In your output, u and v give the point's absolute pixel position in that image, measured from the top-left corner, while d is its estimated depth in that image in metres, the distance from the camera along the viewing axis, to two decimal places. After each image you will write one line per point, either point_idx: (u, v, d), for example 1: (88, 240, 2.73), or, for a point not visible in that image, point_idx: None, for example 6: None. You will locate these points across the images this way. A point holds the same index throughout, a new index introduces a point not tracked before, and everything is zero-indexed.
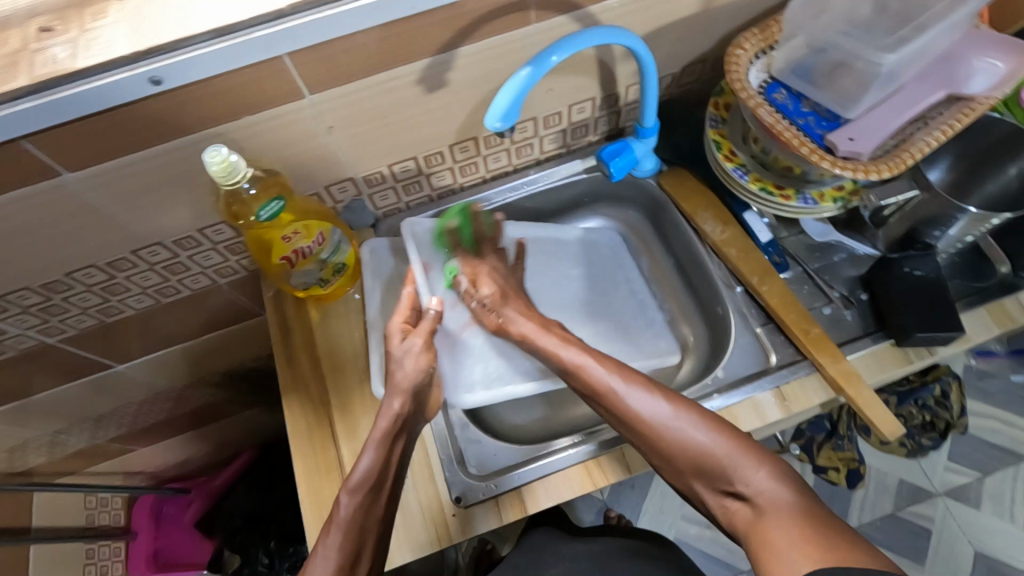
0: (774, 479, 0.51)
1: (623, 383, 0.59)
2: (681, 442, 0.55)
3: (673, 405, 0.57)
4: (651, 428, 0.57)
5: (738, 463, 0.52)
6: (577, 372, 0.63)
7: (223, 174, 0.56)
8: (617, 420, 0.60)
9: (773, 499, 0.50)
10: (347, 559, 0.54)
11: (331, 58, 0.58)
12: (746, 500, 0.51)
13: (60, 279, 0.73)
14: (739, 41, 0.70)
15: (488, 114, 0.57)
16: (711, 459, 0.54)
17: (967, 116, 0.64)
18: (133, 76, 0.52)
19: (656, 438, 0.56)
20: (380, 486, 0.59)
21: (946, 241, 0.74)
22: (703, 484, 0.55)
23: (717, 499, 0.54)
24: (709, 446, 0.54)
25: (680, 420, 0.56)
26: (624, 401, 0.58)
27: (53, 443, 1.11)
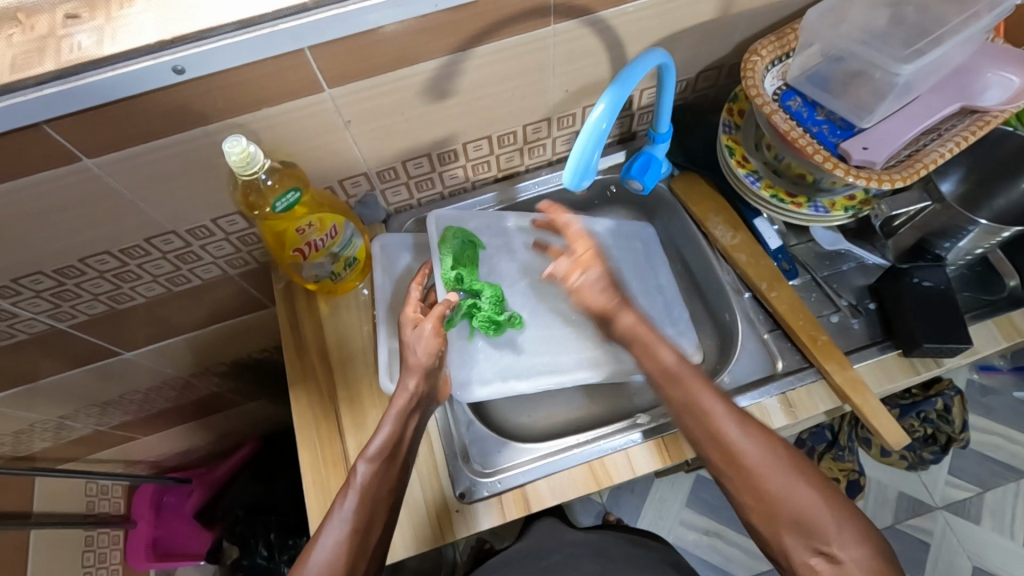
0: (863, 543, 0.52)
1: (741, 430, 0.58)
2: (777, 487, 0.55)
3: (769, 447, 0.57)
4: (755, 477, 0.56)
5: (828, 522, 0.53)
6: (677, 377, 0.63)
7: (242, 164, 0.57)
8: (717, 451, 0.59)
9: (859, 562, 0.51)
10: (360, 525, 0.57)
11: (351, 52, 0.58)
12: (829, 556, 0.52)
13: (73, 264, 0.74)
14: (755, 48, 0.70)
15: (565, 173, 0.60)
16: (803, 513, 0.54)
17: (982, 127, 0.64)
18: (158, 64, 0.53)
19: (757, 473, 0.56)
20: (394, 458, 0.62)
21: (956, 253, 0.75)
22: (797, 543, 0.54)
23: (807, 557, 0.53)
24: (805, 497, 0.54)
25: (780, 467, 0.56)
26: (734, 445, 0.57)
27: (58, 428, 1.12)
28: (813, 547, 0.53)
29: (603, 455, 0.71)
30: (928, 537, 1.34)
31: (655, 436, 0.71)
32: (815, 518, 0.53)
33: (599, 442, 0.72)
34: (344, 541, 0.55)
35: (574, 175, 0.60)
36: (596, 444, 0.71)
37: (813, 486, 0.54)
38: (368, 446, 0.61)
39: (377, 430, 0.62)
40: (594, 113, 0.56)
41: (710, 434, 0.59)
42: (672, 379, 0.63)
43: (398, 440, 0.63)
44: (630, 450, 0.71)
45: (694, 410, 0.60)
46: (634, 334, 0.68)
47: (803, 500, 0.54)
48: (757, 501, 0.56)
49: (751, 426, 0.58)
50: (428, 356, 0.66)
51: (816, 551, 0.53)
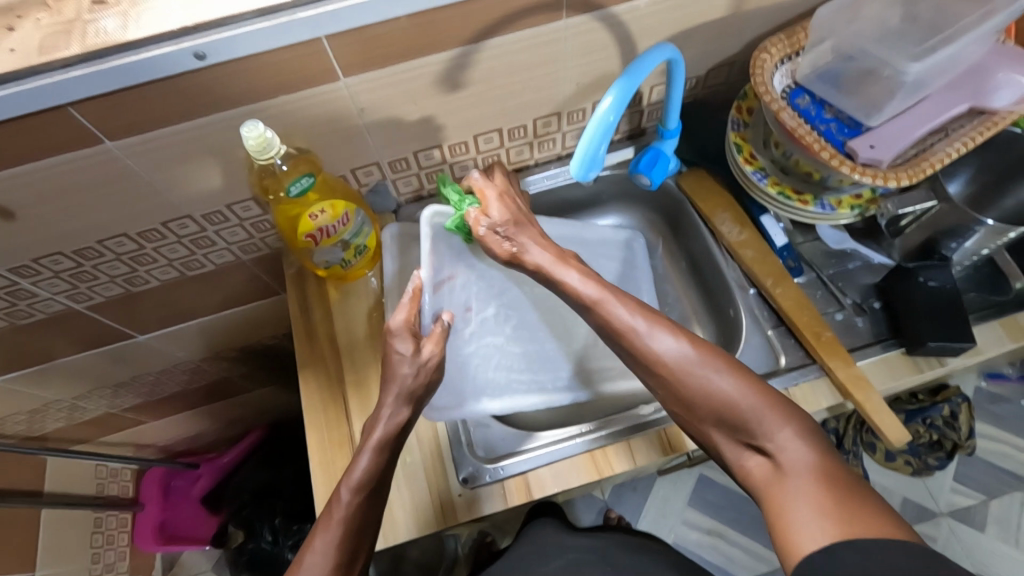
0: (801, 439, 0.49)
1: (645, 323, 0.55)
2: (708, 391, 0.52)
3: (712, 354, 0.54)
4: (676, 376, 0.53)
5: (763, 419, 0.50)
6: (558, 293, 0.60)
7: (258, 149, 0.58)
8: (634, 359, 0.56)
9: (798, 456, 0.48)
10: (345, 557, 0.54)
11: (367, 41, 0.60)
12: (767, 454, 0.50)
13: (92, 246, 0.76)
14: (765, 46, 0.71)
15: (575, 163, 0.61)
16: (736, 412, 0.51)
17: (989, 129, 0.64)
18: (179, 49, 0.54)
19: (676, 382, 0.53)
20: (381, 486, 0.58)
21: (963, 253, 0.75)
22: (724, 436, 0.53)
23: (742, 455, 0.52)
24: (738, 394, 0.51)
25: (715, 368, 0.53)
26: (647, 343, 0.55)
27: (71, 409, 1.14)
28: (746, 444, 0.51)
29: (605, 445, 0.72)
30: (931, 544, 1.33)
31: (658, 429, 0.72)
32: (761, 419, 0.50)
33: (602, 432, 0.72)
34: (329, 570, 0.52)
35: (583, 165, 0.61)
36: (598, 433, 0.72)
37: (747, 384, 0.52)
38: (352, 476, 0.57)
39: (356, 459, 0.59)
40: (603, 105, 0.57)
41: (634, 348, 0.56)
42: (591, 308, 0.59)
43: (385, 469, 0.59)
44: (633, 442, 0.72)
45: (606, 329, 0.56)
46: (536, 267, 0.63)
47: (728, 395, 0.51)
48: (686, 403, 0.54)
49: (648, 315, 0.56)
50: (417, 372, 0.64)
51: (752, 449, 0.51)
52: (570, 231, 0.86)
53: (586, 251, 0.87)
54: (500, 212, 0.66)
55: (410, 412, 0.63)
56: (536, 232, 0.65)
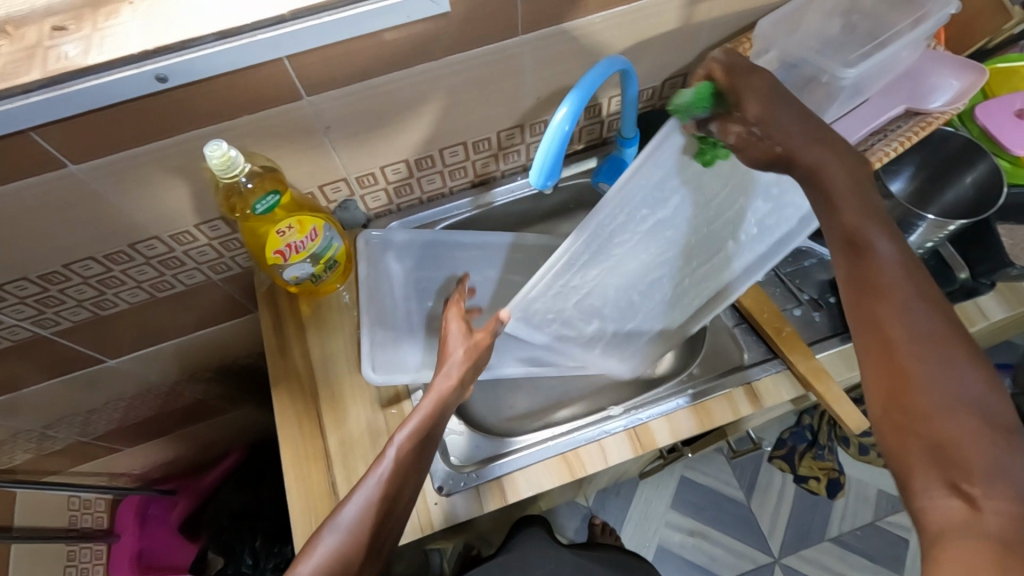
0: (1020, 517, 0.37)
1: (919, 312, 0.43)
2: (957, 412, 0.40)
3: (980, 377, 0.41)
4: (935, 392, 0.41)
5: (984, 467, 0.38)
6: (845, 240, 0.48)
7: (223, 167, 0.59)
8: (891, 349, 0.43)
9: (1002, 519, 0.37)
10: (392, 489, 0.55)
11: (327, 61, 0.61)
12: (970, 502, 0.38)
13: (58, 270, 0.76)
14: (714, 57, 0.73)
15: (534, 174, 0.62)
16: (972, 451, 0.39)
17: (924, 129, 0.68)
18: (141, 72, 0.55)
19: (922, 369, 0.41)
20: (433, 432, 0.60)
21: (907, 248, 0.78)
22: (927, 469, 0.40)
23: (934, 493, 0.39)
24: (982, 433, 0.39)
25: (944, 390, 0.41)
26: (893, 325, 0.44)
27: (41, 438, 1.12)
28: (948, 481, 0.39)
29: (577, 445, 0.73)
30: (906, 533, 1.40)
31: (626, 427, 0.73)
32: (1001, 471, 0.38)
33: (574, 434, 0.73)
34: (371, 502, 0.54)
35: (542, 173, 0.62)
36: (571, 436, 0.73)
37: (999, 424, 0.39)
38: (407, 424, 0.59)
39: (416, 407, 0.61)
40: (557, 115, 0.60)
41: (892, 323, 0.44)
42: (934, 344, 0.42)
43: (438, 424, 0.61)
44: (604, 442, 0.73)
45: (871, 293, 0.45)
46: (815, 166, 0.50)
47: (980, 437, 0.39)
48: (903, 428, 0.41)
49: (929, 312, 0.43)
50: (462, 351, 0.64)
51: (954, 491, 0.39)
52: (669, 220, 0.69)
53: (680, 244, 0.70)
54: (760, 103, 0.52)
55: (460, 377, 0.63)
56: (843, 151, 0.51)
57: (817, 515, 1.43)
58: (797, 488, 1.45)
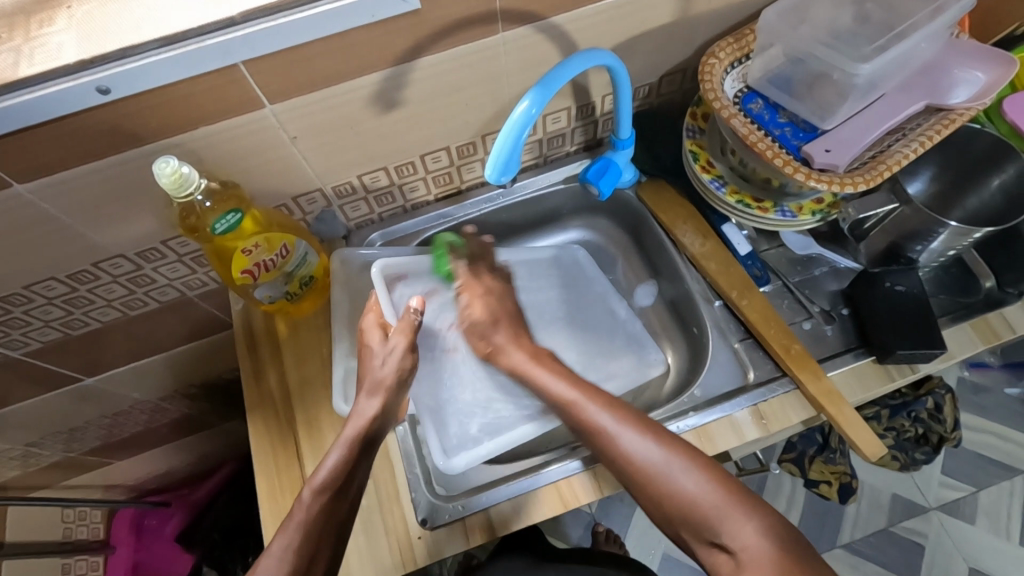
0: (763, 531, 0.49)
1: (614, 420, 0.57)
2: (664, 482, 0.52)
3: (651, 439, 0.55)
4: (650, 477, 0.53)
5: (723, 517, 0.50)
6: (571, 408, 0.60)
7: (175, 186, 0.54)
8: (653, 499, 0.53)
9: (760, 551, 0.48)
10: (301, 562, 0.53)
11: (287, 67, 0.56)
12: (730, 552, 0.49)
13: (19, 292, 0.71)
14: (713, 50, 0.68)
15: (489, 168, 0.57)
16: (699, 510, 0.51)
17: (947, 127, 0.62)
18: (79, 84, 0.50)
19: (649, 483, 0.53)
20: (346, 490, 0.58)
21: (929, 254, 0.72)
22: (690, 533, 0.52)
23: (710, 552, 0.51)
24: (708, 487, 0.51)
25: (657, 456, 0.54)
26: (615, 440, 0.56)
27: (26, 456, 1.09)
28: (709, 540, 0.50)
29: (570, 475, 0.68)
30: (921, 540, 1.34)
31: None
32: (721, 512, 0.50)
33: (565, 463, 0.69)
34: (280, 570, 0.52)
35: (496, 169, 0.57)
36: (561, 465, 0.69)
37: (707, 471, 0.52)
38: (316, 478, 0.57)
39: (324, 457, 0.58)
40: (519, 105, 0.55)
41: (625, 459, 0.55)
42: (565, 409, 0.60)
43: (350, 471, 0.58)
44: (598, 470, 0.68)
45: (579, 416, 0.59)
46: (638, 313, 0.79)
47: (698, 494, 0.51)
48: (658, 505, 0.53)
49: (656, 437, 0.55)
50: (398, 370, 0.62)
51: (718, 547, 0.50)
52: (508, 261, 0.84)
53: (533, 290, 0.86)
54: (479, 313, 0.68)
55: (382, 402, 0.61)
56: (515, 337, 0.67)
57: (830, 520, 1.38)
58: (808, 493, 1.39)
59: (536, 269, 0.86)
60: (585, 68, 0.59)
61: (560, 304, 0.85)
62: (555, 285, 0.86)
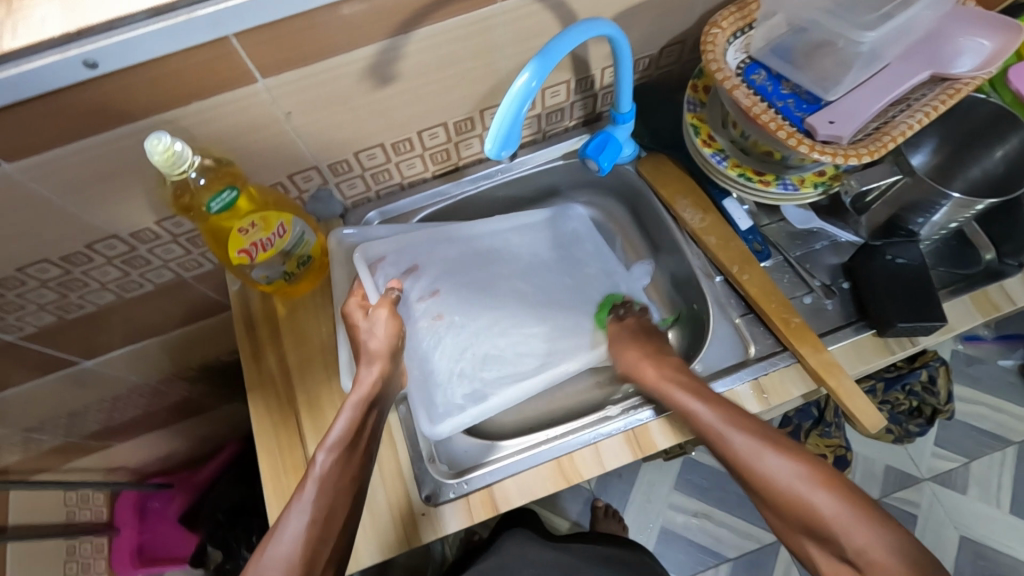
0: (892, 553, 0.51)
1: (741, 435, 0.60)
2: (804, 495, 0.56)
3: (799, 462, 0.58)
4: (790, 497, 0.56)
5: (847, 527, 0.53)
6: (711, 432, 0.62)
7: (168, 164, 0.53)
8: (793, 519, 0.57)
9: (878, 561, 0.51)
10: (319, 514, 0.57)
11: (280, 39, 0.55)
12: (854, 564, 0.53)
13: (12, 275, 0.70)
14: (716, 20, 0.67)
15: (489, 142, 0.56)
16: (826, 526, 0.55)
17: (952, 97, 0.61)
18: (66, 58, 0.49)
19: (785, 502, 0.57)
20: (356, 445, 0.63)
21: (930, 228, 0.72)
22: (813, 543, 0.56)
23: (822, 558, 0.55)
24: (841, 511, 0.54)
25: (831, 503, 0.55)
26: (726, 438, 0.61)
27: (26, 441, 1.09)
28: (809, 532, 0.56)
29: (570, 450, 0.68)
30: (914, 509, 1.37)
31: (624, 429, 0.69)
32: (847, 531, 0.53)
33: (567, 438, 0.69)
34: (304, 532, 0.56)
35: (497, 143, 0.56)
36: (564, 440, 0.69)
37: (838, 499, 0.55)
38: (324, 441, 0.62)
39: (333, 421, 0.63)
40: (519, 78, 0.54)
41: (749, 468, 0.59)
42: (705, 433, 0.63)
43: (358, 428, 0.64)
44: (600, 445, 0.68)
45: (714, 439, 0.62)
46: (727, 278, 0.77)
47: (826, 509, 0.55)
48: (785, 511, 0.57)
49: (762, 434, 0.60)
50: (390, 339, 0.69)
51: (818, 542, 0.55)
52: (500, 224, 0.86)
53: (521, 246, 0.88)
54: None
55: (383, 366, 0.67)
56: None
57: None
58: None
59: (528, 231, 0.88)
60: (582, 39, 0.58)
61: (554, 266, 0.87)
62: (548, 247, 0.89)
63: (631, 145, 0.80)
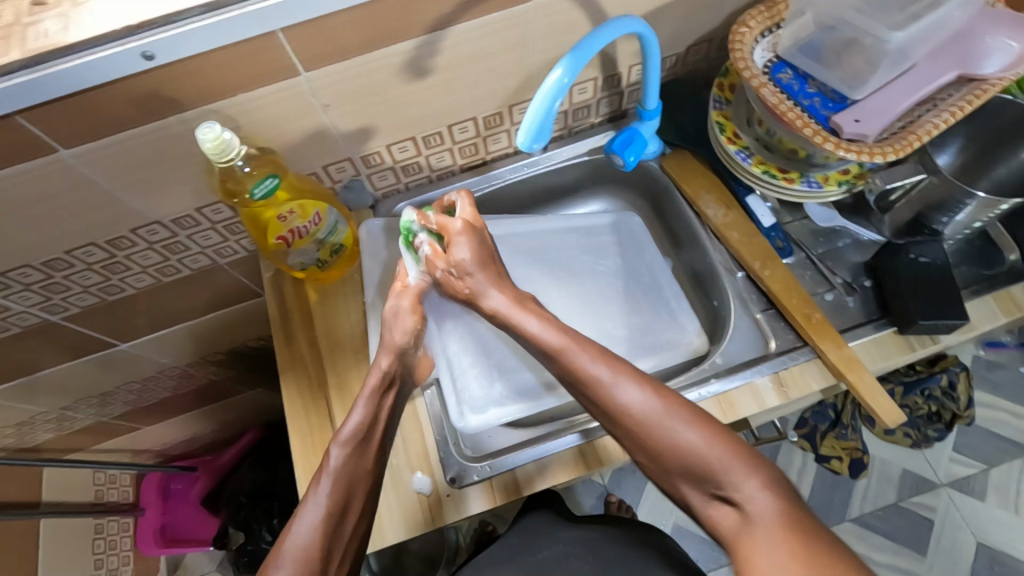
0: (765, 489, 0.49)
1: (609, 372, 0.56)
2: (670, 433, 0.52)
3: (695, 427, 0.52)
4: (646, 429, 0.53)
5: (730, 469, 0.50)
6: (560, 354, 0.58)
7: (216, 151, 0.56)
8: (645, 452, 0.54)
9: (763, 509, 0.48)
10: (336, 504, 0.56)
11: (322, 34, 0.57)
12: (735, 505, 0.50)
13: (61, 257, 0.74)
14: (744, 19, 0.68)
15: (522, 135, 0.58)
16: (701, 460, 0.51)
17: (979, 97, 0.61)
18: (125, 50, 0.52)
19: (641, 432, 0.53)
20: (370, 438, 0.62)
21: (953, 227, 0.73)
22: (691, 487, 0.52)
23: (709, 506, 0.52)
24: (703, 443, 0.51)
25: (696, 438, 0.51)
26: (613, 394, 0.55)
27: (61, 419, 1.13)
28: (708, 491, 0.51)
29: (592, 438, 0.71)
30: (930, 514, 1.36)
31: None
32: (665, 420, 0.53)
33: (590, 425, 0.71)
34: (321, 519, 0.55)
35: (529, 136, 0.58)
36: (587, 427, 0.71)
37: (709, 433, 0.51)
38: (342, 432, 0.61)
39: (347, 414, 0.62)
40: (552, 74, 0.56)
41: (603, 400, 0.56)
42: (555, 357, 0.59)
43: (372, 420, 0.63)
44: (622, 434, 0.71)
45: (563, 364, 0.58)
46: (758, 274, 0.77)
47: (695, 446, 0.51)
48: (653, 456, 0.54)
49: (624, 379, 0.55)
50: (404, 335, 0.68)
51: (720, 499, 0.51)
52: (561, 222, 0.85)
53: (588, 243, 0.86)
54: (465, 251, 0.66)
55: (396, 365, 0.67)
56: (495, 276, 0.66)
57: (840, 493, 1.39)
58: (819, 467, 1.40)
59: (590, 238, 0.86)
60: (610, 39, 0.59)
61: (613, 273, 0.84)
62: (607, 254, 0.85)
63: (657, 140, 0.83)
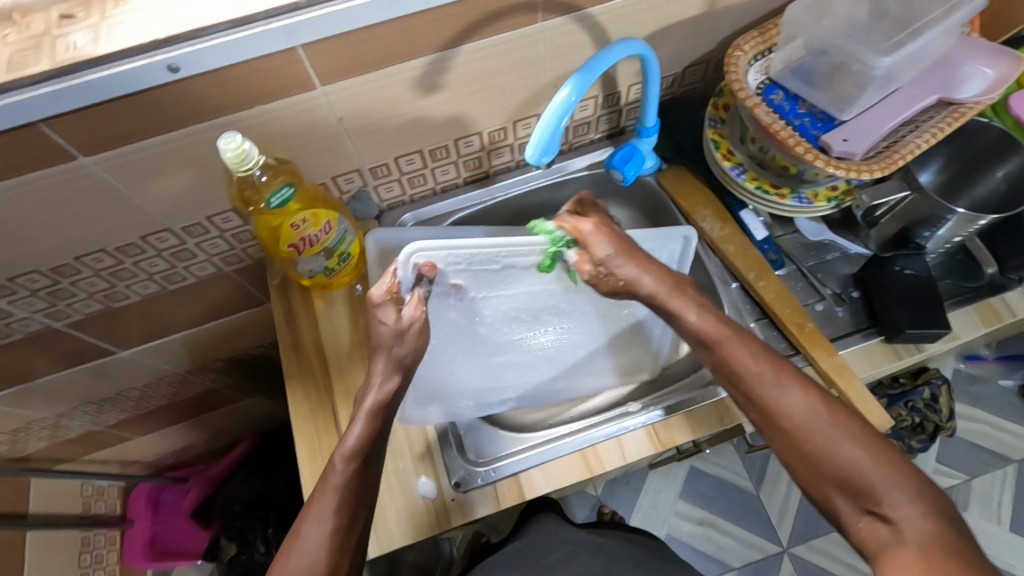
0: (926, 515, 0.49)
1: (772, 373, 0.57)
2: (834, 441, 0.53)
3: (855, 440, 0.53)
4: (809, 438, 0.54)
5: (887, 487, 0.50)
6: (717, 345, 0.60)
7: (237, 160, 0.58)
8: (797, 454, 0.55)
9: (917, 531, 0.48)
10: (343, 521, 0.55)
11: (341, 50, 0.60)
12: (887, 521, 0.50)
13: (70, 262, 0.75)
14: (738, 44, 0.72)
15: (531, 149, 0.60)
16: (863, 477, 0.51)
17: (958, 119, 0.66)
18: (152, 62, 0.53)
19: (801, 440, 0.54)
20: (372, 456, 0.58)
21: (935, 241, 0.77)
22: (845, 499, 0.52)
23: (860, 519, 0.52)
24: (862, 457, 0.52)
25: (859, 452, 0.52)
26: (778, 398, 0.56)
27: (55, 428, 1.11)
28: (863, 506, 0.51)
29: (594, 444, 0.73)
30: None
31: (646, 424, 0.73)
32: (814, 429, 0.54)
33: (590, 430, 0.73)
34: (328, 543, 0.54)
35: (538, 149, 0.61)
36: (587, 433, 0.73)
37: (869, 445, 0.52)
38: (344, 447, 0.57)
39: (349, 426, 0.58)
40: (560, 92, 0.58)
41: (754, 395, 0.58)
42: (710, 347, 0.60)
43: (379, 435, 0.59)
44: (623, 439, 0.73)
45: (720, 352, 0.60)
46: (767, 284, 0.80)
47: (853, 458, 0.52)
48: (802, 458, 0.55)
49: (789, 378, 0.57)
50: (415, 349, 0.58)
51: (872, 513, 0.51)
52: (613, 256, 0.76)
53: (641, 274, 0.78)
54: (608, 248, 0.59)
55: (401, 380, 0.59)
56: (640, 261, 0.60)
57: None
58: None
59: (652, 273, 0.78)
60: (615, 60, 0.62)
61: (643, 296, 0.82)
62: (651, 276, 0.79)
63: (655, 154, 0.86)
